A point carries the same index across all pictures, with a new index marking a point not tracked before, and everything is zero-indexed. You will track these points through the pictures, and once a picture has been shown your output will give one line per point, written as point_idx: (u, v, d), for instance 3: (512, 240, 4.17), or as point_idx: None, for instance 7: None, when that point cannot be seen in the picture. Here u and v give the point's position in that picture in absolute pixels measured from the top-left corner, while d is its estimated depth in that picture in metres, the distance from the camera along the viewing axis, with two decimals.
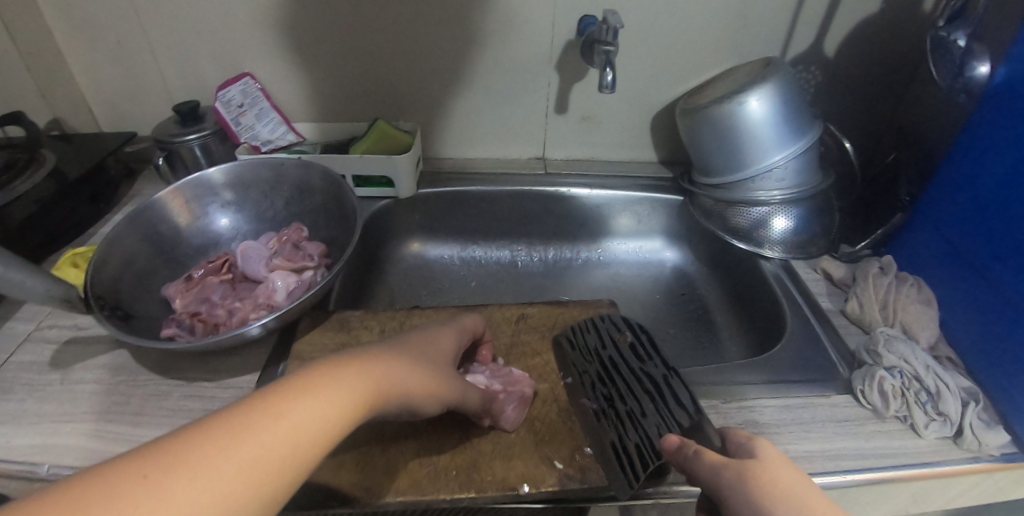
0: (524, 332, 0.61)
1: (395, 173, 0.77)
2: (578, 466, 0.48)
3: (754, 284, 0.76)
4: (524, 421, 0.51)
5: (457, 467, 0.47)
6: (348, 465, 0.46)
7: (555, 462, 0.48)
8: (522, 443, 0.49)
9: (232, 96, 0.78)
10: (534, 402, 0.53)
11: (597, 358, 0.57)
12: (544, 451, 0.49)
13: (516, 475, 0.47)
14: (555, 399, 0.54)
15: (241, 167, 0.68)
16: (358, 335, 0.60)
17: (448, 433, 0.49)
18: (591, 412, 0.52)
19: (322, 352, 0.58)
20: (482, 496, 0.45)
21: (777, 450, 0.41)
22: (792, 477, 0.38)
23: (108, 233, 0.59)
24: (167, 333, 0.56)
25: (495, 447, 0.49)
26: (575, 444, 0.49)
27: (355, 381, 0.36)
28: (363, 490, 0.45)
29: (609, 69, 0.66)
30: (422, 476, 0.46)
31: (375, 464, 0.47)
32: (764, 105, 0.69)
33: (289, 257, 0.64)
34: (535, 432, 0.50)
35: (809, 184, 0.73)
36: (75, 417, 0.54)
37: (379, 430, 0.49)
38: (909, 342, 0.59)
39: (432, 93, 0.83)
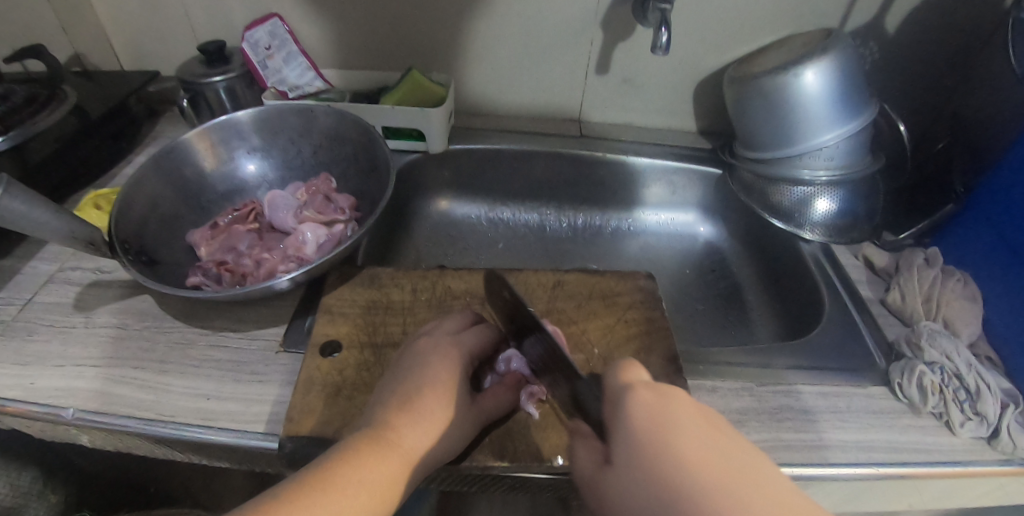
0: (560, 299, 0.59)
1: (427, 126, 0.73)
2: None
3: (790, 267, 0.74)
4: None
5: (489, 433, 0.46)
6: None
7: None
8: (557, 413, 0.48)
9: (259, 38, 0.74)
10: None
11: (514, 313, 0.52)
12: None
13: (549, 446, 0.46)
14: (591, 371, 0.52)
15: (270, 110, 0.65)
16: (389, 293, 0.58)
17: None
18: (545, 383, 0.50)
19: (352, 307, 0.56)
20: (515, 465, 0.45)
21: (635, 422, 0.37)
22: (659, 467, 0.35)
23: (133, 175, 0.57)
24: (194, 281, 0.54)
25: (528, 417, 0.48)
26: None
27: (385, 467, 0.38)
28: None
29: (665, 29, 0.62)
30: None
31: None
32: (820, 78, 0.65)
33: (320, 209, 0.61)
34: None
35: (858, 165, 0.70)
36: (101, 361, 0.53)
37: None
38: (952, 338, 0.58)
39: (468, 44, 0.78)
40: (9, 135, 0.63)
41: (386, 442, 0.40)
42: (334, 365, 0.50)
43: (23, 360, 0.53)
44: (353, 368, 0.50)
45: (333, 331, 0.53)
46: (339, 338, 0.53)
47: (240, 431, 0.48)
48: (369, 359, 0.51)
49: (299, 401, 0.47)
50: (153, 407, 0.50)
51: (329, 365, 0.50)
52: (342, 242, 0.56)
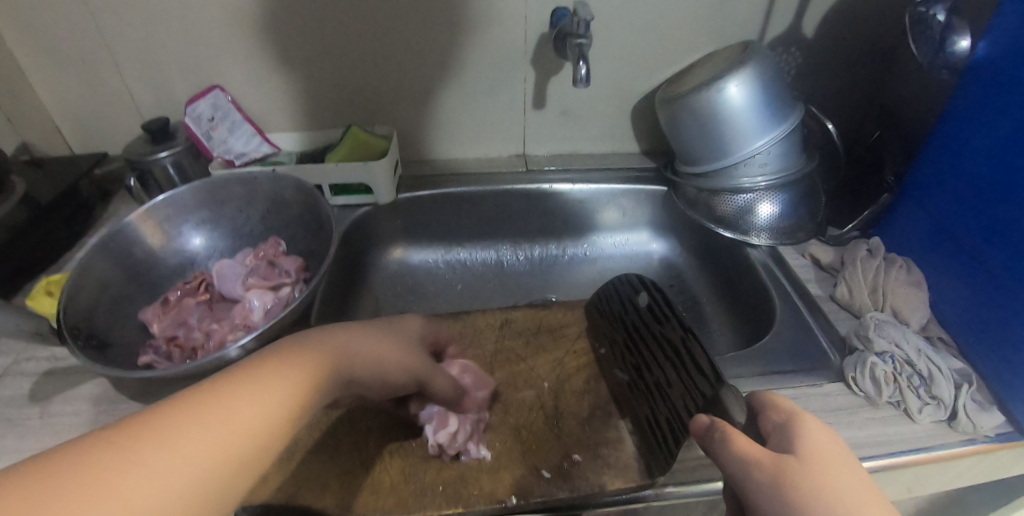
0: (509, 337, 0.60)
1: (373, 181, 0.75)
2: (566, 474, 0.46)
3: (742, 273, 0.75)
4: (511, 431, 0.50)
5: (443, 482, 0.46)
6: (332, 486, 0.46)
7: (544, 471, 0.47)
8: (509, 453, 0.48)
9: (202, 111, 0.76)
10: (517, 408, 0.52)
11: (621, 324, 0.59)
12: (532, 461, 0.47)
13: (504, 487, 0.45)
14: (541, 406, 0.52)
15: (213, 184, 0.67)
16: None
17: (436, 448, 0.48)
18: (625, 384, 0.54)
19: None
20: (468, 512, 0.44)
21: (821, 435, 0.37)
22: (833, 478, 0.35)
23: (79, 260, 0.57)
24: (145, 360, 0.54)
25: (482, 460, 0.47)
26: (563, 452, 0.48)
27: (328, 358, 0.40)
28: (346, 513, 0.44)
29: (583, 62, 0.64)
30: (409, 494, 0.45)
31: (360, 484, 0.46)
32: (743, 90, 0.68)
33: (266, 275, 0.62)
34: (522, 441, 0.49)
35: (793, 168, 0.72)
36: (55, 451, 0.53)
37: (362, 444, 0.49)
38: (900, 326, 0.59)
39: (408, 96, 0.81)
40: None
41: (328, 337, 0.42)
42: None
43: None
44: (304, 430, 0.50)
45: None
46: None
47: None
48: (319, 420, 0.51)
49: None
50: None
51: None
52: (289, 304, 0.56)
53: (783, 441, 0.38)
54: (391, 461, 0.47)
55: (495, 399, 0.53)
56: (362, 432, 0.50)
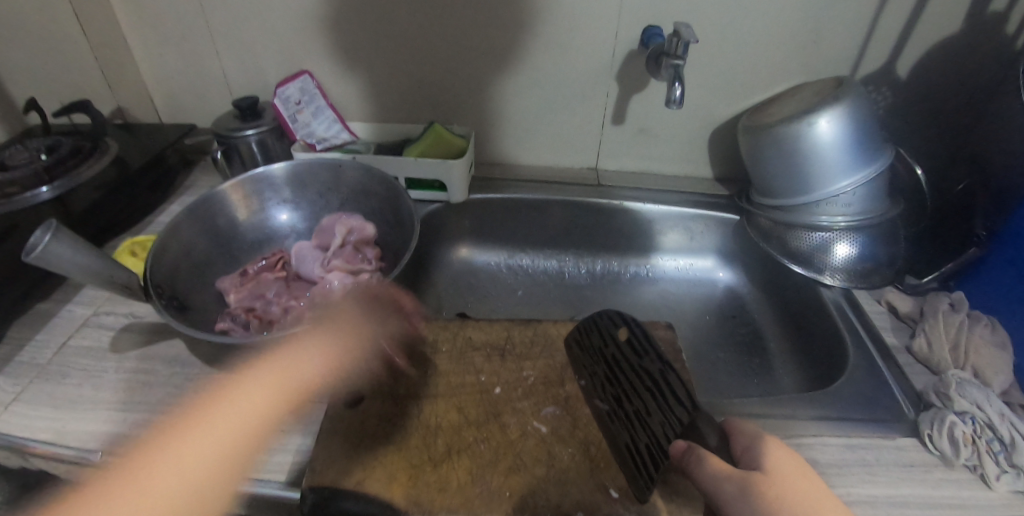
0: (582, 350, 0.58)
1: (448, 177, 0.76)
2: (633, 496, 0.46)
3: (811, 312, 0.73)
4: (579, 445, 0.49)
5: (511, 488, 0.46)
6: (398, 479, 0.46)
7: (611, 490, 0.46)
8: (577, 468, 0.48)
9: (291, 93, 0.79)
10: (586, 423, 0.51)
11: (602, 359, 0.56)
12: (600, 478, 0.47)
13: (571, 502, 0.45)
14: (611, 423, 0.51)
15: (301, 166, 0.68)
16: (410, 344, 0.59)
17: (504, 452, 0.48)
18: (605, 414, 0.52)
19: (375, 358, 0.57)
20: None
21: (782, 457, 0.41)
22: (792, 492, 0.39)
23: (167, 224, 0.60)
24: (223, 327, 0.56)
25: (549, 470, 0.47)
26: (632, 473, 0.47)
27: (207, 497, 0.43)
28: (413, 507, 0.44)
29: (678, 84, 0.64)
30: (475, 496, 0.45)
31: (427, 479, 0.46)
32: (833, 126, 0.66)
33: (348, 259, 0.63)
34: (590, 457, 0.49)
35: (876, 211, 0.70)
36: (130, 406, 0.55)
37: (430, 440, 0.49)
38: (983, 387, 0.56)
39: (488, 98, 0.82)
40: (54, 186, 0.71)
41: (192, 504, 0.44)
42: (356, 417, 0.51)
43: (56, 403, 0.56)
44: (374, 418, 0.51)
45: (356, 382, 0.54)
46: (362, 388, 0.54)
47: (255, 480, 0.48)
48: (389, 410, 0.52)
49: (320, 451, 0.48)
50: None
51: (351, 416, 0.51)
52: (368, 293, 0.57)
53: (750, 460, 0.42)
54: (460, 460, 0.48)
55: (564, 411, 0.53)
56: (431, 427, 0.50)
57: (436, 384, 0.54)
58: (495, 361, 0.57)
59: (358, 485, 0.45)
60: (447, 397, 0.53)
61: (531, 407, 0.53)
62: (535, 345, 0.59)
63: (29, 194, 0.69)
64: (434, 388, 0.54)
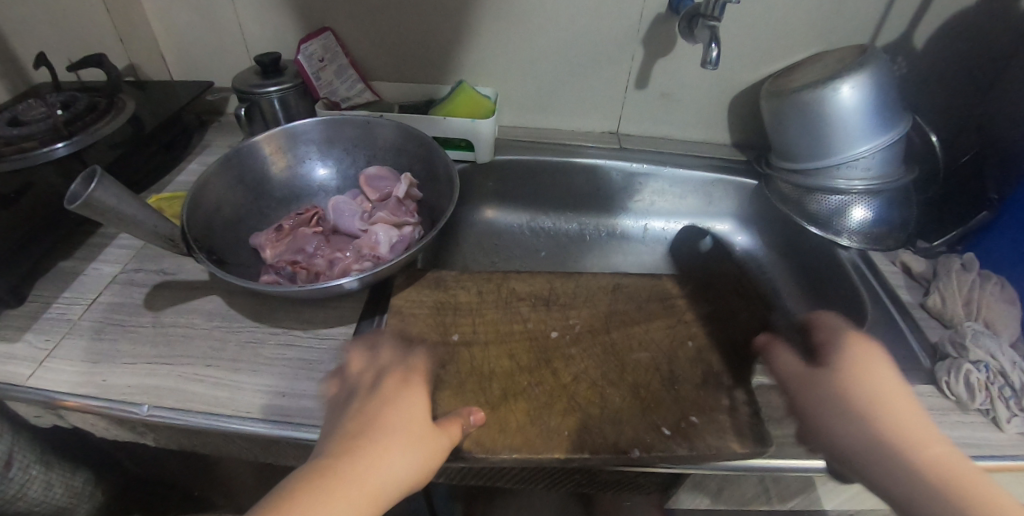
0: (621, 301, 0.61)
1: (476, 136, 0.76)
2: (684, 433, 0.48)
3: (829, 273, 0.76)
4: (627, 388, 0.51)
5: (567, 428, 0.48)
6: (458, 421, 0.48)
7: (663, 428, 0.48)
8: (628, 409, 0.49)
9: (314, 50, 0.77)
10: (634, 367, 0.53)
11: (642, 304, 0.60)
12: (652, 419, 0.49)
13: (626, 440, 0.47)
14: (658, 369, 0.53)
15: (331, 121, 0.67)
16: (455, 293, 0.60)
17: (557, 396, 0.50)
18: (649, 361, 0.54)
19: (421, 307, 0.58)
20: (594, 458, 0.46)
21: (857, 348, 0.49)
22: (876, 380, 0.46)
23: (201, 176, 0.58)
24: (268, 279, 0.55)
25: (603, 411, 0.49)
26: (681, 413, 0.49)
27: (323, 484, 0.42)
28: (475, 446, 0.46)
29: (715, 45, 0.67)
30: (535, 436, 0.47)
31: (486, 421, 0.48)
32: (856, 92, 0.68)
33: (392, 211, 0.61)
34: (640, 399, 0.50)
35: (893, 175, 0.73)
36: (173, 359, 0.55)
37: (485, 385, 0.51)
38: (996, 338, 0.60)
39: (514, 59, 0.82)
40: (73, 142, 0.69)
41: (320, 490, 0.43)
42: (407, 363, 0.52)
43: (96, 358, 0.55)
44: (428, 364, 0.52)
45: (405, 330, 0.55)
46: (412, 336, 0.55)
47: (310, 427, 0.49)
48: (443, 356, 0.53)
49: None
50: (229, 403, 0.51)
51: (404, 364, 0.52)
52: (410, 246, 0.57)
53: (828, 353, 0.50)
54: (517, 402, 0.49)
55: (613, 357, 0.54)
56: (485, 373, 0.52)
57: (485, 332, 0.56)
58: (541, 309, 0.59)
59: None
60: (495, 346, 0.55)
61: (580, 353, 0.54)
62: (579, 294, 0.61)
63: (46, 149, 0.67)
64: (483, 335, 0.55)
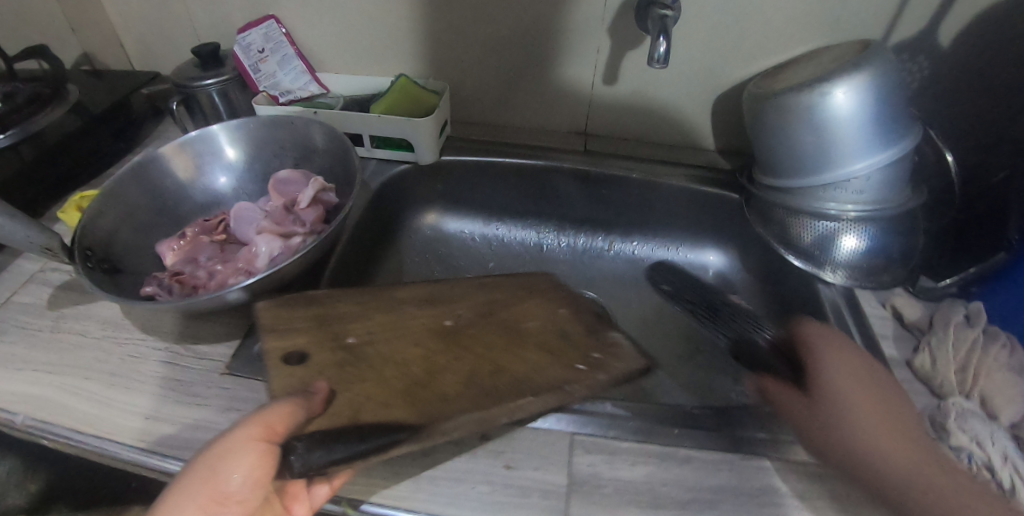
0: (494, 291, 0.58)
1: (414, 136, 0.70)
2: (598, 365, 0.50)
3: (806, 310, 0.65)
4: (533, 348, 0.52)
5: (502, 384, 0.48)
6: (396, 402, 0.45)
7: (577, 365, 0.50)
8: (541, 360, 0.51)
9: (252, 40, 0.74)
10: (531, 333, 0.54)
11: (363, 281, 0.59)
12: (562, 361, 0.51)
13: (551, 381, 0.49)
14: (551, 326, 0.55)
15: (255, 123, 0.65)
16: (334, 304, 0.54)
17: (475, 361, 0.50)
18: (540, 330, 0.54)
19: (300, 323, 0.51)
20: (539, 400, 0.47)
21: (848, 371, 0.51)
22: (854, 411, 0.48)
23: (108, 184, 0.57)
24: (146, 291, 0.51)
25: (523, 365, 0.50)
26: (585, 351, 0.52)
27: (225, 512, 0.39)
28: (425, 419, 0.44)
29: (663, 40, 0.56)
30: (474, 394, 0.46)
31: (422, 397, 0.46)
32: (852, 97, 0.56)
33: (279, 221, 0.57)
34: (545, 350, 0.52)
35: (891, 199, 0.61)
36: (56, 368, 0.53)
37: (407, 371, 0.48)
38: (990, 422, 0.47)
39: (468, 51, 0.75)
40: (11, 134, 0.67)
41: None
42: (303, 371, 0.47)
43: None
44: (331, 369, 0.47)
45: (289, 344, 0.49)
46: (301, 348, 0.49)
47: (148, 453, 0.46)
48: (345, 358, 0.48)
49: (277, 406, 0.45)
50: (91, 423, 0.49)
51: (301, 371, 0.47)
52: (297, 250, 0.53)
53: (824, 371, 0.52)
54: (441, 377, 0.48)
55: (508, 328, 0.54)
56: (399, 362, 0.49)
57: (381, 330, 0.52)
58: (425, 302, 0.56)
59: (355, 419, 0.43)
60: (393, 341, 0.51)
61: (481, 330, 0.54)
62: (450, 286, 0.58)
63: None
64: (380, 334, 0.52)
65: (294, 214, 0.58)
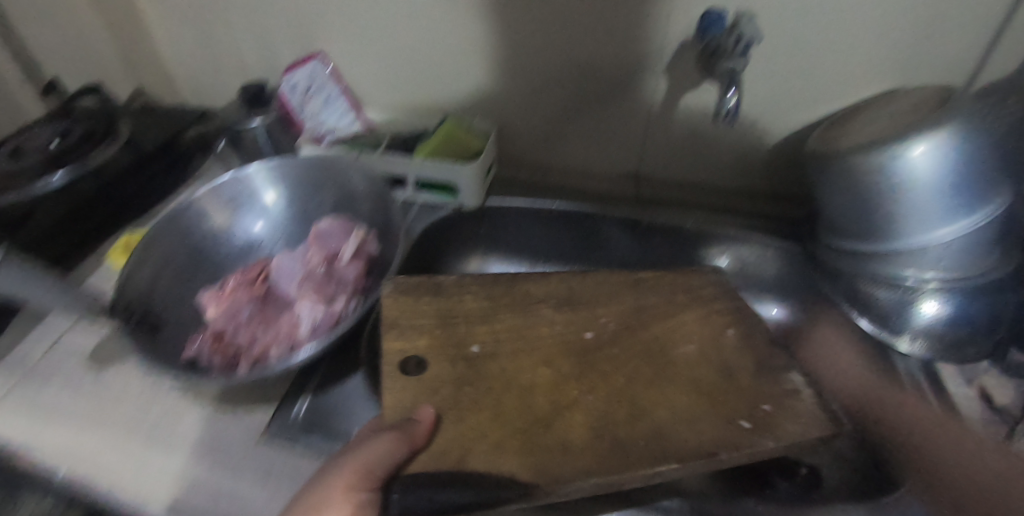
0: (648, 295, 0.56)
1: (458, 181, 0.68)
2: (762, 423, 0.44)
3: (881, 381, 0.60)
4: (688, 383, 0.47)
5: (642, 438, 0.43)
6: (509, 448, 0.42)
7: (739, 422, 0.44)
8: (696, 406, 0.45)
9: (298, 81, 0.72)
10: (684, 364, 0.49)
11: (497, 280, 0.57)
12: (720, 415, 0.45)
13: (707, 441, 0.43)
14: (708, 360, 0.49)
15: (291, 162, 0.64)
16: (458, 301, 0.55)
17: (614, 403, 0.46)
18: (694, 356, 0.50)
19: (423, 320, 0.53)
20: (682, 467, 0.41)
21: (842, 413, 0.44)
22: None
23: (149, 233, 0.57)
24: (189, 354, 0.51)
25: (671, 413, 0.45)
26: (753, 401, 0.46)
27: None
28: (541, 477, 0.41)
29: (733, 92, 0.52)
30: (604, 449, 0.42)
31: (544, 444, 0.43)
32: (932, 156, 0.50)
33: (322, 283, 0.56)
34: (703, 393, 0.46)
35: (980, 266, 0.54)
36: (93, 422, 0.52)
37: (527, 401, 0.46)
38: None
39: (514, 90, 0.71)
40: (66, 172, 0.67)
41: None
42: (418, 387, 0.47)
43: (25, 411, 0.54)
44: (450, 384, 0.47)
45: (407, 346, 0.50)
46: (417, 352, 0.50)
47: None
48: (465, 375, 0.47)
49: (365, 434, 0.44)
50: (125, 486, 0.47)
51: (415, 386, 0.47)
52: (339, 324, 0.51)
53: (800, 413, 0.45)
54: (570, 416, 0.45)
55: (659, 353, 0.50)
56: (524, 387, 0.47)
57: (508, 341, 0.51)
58: (565, 310, 0.54)
59: (462, 465, 0.41)
60: (529, 357, 0.50)
61: (625, 353, 0.50)
62: (598, 292, 0.56)
63: (40, 182, 0.65)
64: (506, 346, 0.51)
65: (336, 273, 0.57)
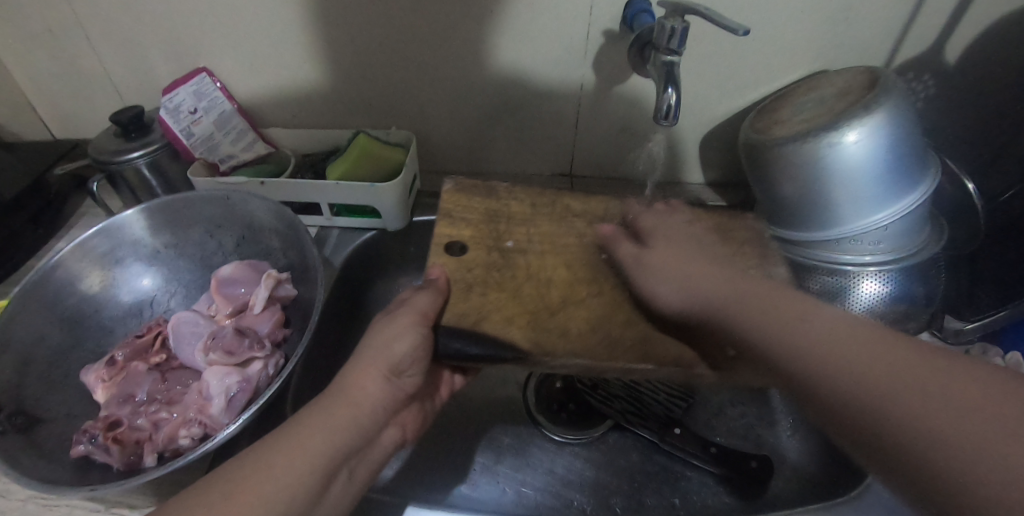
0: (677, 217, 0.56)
1: (378, 202, 0.62)
2: None
3: None
4: None
5: (633, 342, 0.45)
6: (517, 323, 0.46)
7: None
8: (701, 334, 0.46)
9: (181, 100, 0.62)
10: None
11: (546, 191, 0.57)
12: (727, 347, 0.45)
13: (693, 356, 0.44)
14: None
15: (174, 204, 0.56)
16: (507, 203, 0.55)
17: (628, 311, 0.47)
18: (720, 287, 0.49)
19: (471, 212, 0.54)
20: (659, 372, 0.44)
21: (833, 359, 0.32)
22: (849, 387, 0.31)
23: (7, 310, 0.48)
24: (79, 451, 0.43)
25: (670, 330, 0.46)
26: None
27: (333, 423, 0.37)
28: (536, 349, 0.45)
29: (671, 90, 0.49)
30: (598, 344, 0.45)
31: (549, 325, 0.46)
32: (865, 143, 0.50)
33: (231, 347, 0.49)
34: None
35: (913, 246, 0.55)
36: None
37: (546, 294, 0.48)
38: None
39: (433, 97, 0.66)
40: None
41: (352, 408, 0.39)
42: (460, 263, 0.50)
43: None
44: (481, 267, 0.50)
45: (454, 231, 0.52)
46: (461, 239, 0.52)
47: None
48: (496, 261, 0.50)
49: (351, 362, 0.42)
50: None
51: (456, 263, 0.50)
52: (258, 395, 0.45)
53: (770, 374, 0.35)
54: (576, 311, 0.47)
55: None
56: (543, 281, 0.49)
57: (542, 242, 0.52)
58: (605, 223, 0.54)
59: (476, 326, 0.45)
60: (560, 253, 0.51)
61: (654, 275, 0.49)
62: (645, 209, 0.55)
63: None
64: (540, 245, 0.52)
65: (247, 330, 0.51)
